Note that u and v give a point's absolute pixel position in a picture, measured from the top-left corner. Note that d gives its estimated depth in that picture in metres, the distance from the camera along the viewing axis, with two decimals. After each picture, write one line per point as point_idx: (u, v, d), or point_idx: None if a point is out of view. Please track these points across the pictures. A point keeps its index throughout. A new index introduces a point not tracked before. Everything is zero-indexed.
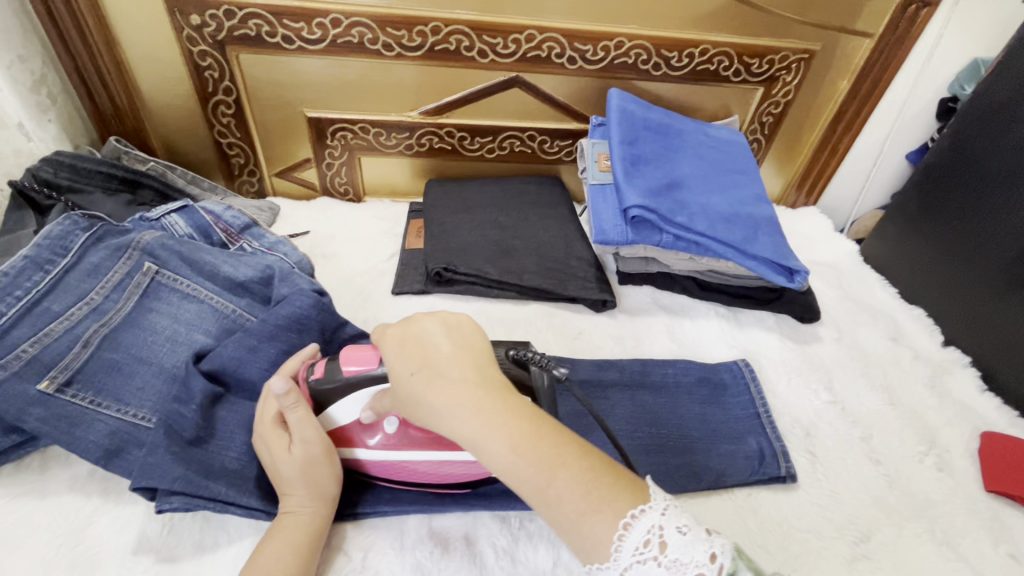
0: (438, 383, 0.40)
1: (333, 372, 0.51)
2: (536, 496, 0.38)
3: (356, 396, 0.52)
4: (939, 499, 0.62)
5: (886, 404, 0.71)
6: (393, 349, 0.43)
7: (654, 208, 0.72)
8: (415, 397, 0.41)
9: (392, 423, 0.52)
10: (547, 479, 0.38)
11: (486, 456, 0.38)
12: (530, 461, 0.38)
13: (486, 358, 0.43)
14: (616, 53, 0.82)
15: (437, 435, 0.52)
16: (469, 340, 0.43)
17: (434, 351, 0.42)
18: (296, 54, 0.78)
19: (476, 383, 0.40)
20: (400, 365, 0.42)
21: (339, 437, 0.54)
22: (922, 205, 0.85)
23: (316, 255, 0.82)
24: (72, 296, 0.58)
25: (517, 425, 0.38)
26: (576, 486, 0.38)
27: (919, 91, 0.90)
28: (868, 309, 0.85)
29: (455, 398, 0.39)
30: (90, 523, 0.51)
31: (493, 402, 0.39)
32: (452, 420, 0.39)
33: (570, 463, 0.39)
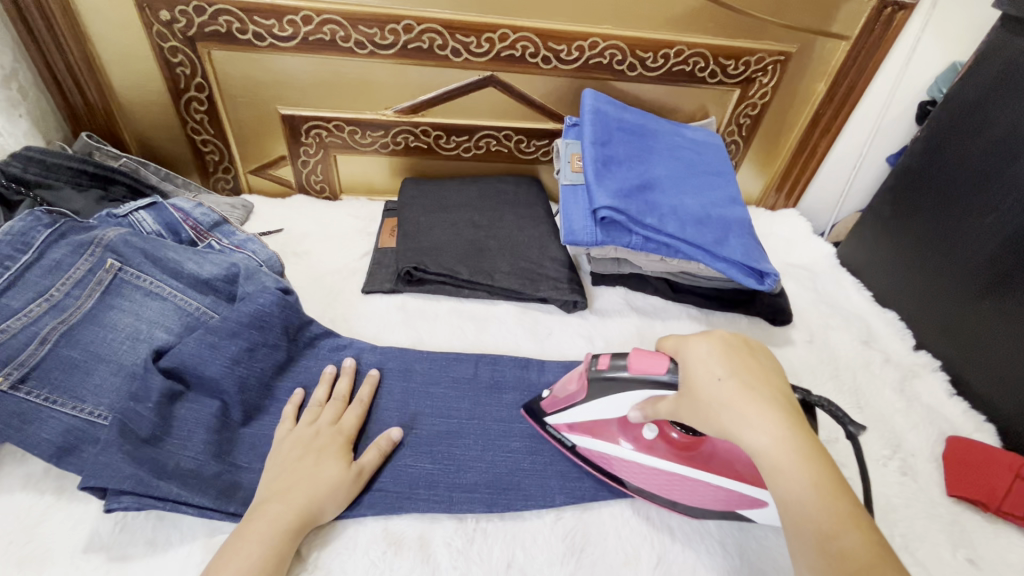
0: (750, 398, 0.44)
1: (617, 368, 0.52)
2: (819, 538, 0.38)
3: (627, 395, 0.52)
4: (900, 503, 0.62)
5: (854, 407, 0.71)
6: (695, 359, 0.48)
7: (624, 209, 0.71)
8: (719, 400, 0.44)
9: (652, 430, 0.56)
10: (835, 527, 0.38)
11: (782, 479, 0.40)
12: (826, 501, 0.39)
13: (790, 394, 0.45)
14: (591, 53, 0.82)
15: (687, 453, 0.56)
16: (772, 371, 0.47)
17: (736, 368, 0.46)
18: (268, 52, 0.78)
19: (784, 411, 0.43)
20: (706, 370, 0.46)
21: (592, 429, 0.58)
22: (895, 208, 0.85)
23: (288, 252, 0.82)
24: (31, 292, 0.58)
25: (817, 465, 0.40)
26: (867, 549, 0.37)
27: (895, 94, 0.90)
28: (841, 312, 0.85)
29: (763, 416, 0.42)
30: (42, 520, 0.51)
31: (798, 433, 0.42)
32: (755, 431, 0.42)
33: (862, 527, 0.38)
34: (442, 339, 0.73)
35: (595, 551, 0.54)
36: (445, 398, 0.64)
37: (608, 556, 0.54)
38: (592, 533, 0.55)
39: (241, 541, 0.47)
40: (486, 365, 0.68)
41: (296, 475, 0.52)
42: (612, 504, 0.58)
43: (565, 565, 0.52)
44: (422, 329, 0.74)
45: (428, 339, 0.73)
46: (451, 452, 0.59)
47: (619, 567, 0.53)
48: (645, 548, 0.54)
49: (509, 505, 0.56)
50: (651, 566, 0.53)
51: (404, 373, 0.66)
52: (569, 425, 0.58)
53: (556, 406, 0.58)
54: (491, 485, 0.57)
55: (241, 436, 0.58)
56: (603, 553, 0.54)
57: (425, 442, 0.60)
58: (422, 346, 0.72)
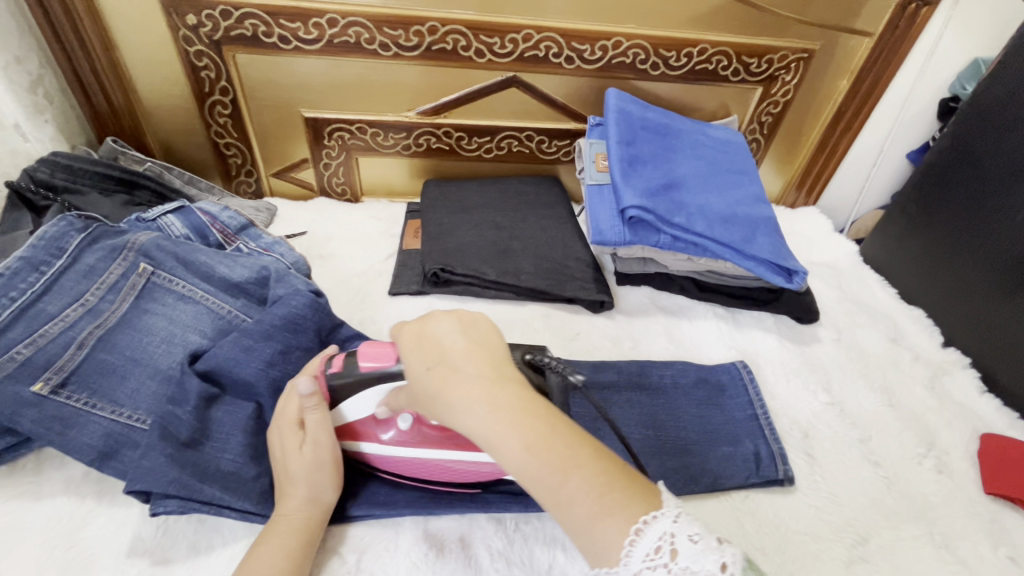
0: (454, 381, 0.40)
1: (349, 369, 0.50)
2: (550, 495, 0.38)
3: (369, 393, 0.51)
4: (938, 501, 0.61)
5: (885, 405, 0.71)
6: (410, 346, 0.43)
7: (652, 208, 0.71)
8: (433, 392, 0.40)
9: (406, 420, 0.53)
10: (561, 479, 0.38)
11: (502, 456, 0.38)
12: (545, 460, 0.38)
13: (502, 355, 0.42)
14: (614, 52, 0.82)
15: (445, 434, 0.53)
16: (487, 337, 0.43)
17: (451, 348, 0.41)
18: (293, 55, 0.78)
19: (492, 379, 0.40)
20: (416, 361, 0.42)
21: (351, 431, 0.54)
22: (921, 205, 0.85)
23: (313, 255, 0.82)
24: (67, 297, 0.58)
25: (534, 423, 0.38)
26: (589, 490, 0.38)
27: (918, 90, 0.89)
28: (867, 309, 0.85)
29: (469, 395, 0.39)
30: (85, 524, 0.51)
31: (509, 401, 0.39)
32: (470, 419, 0.38)
33: (585, 466, 0.38)
34: None
35: None
36: None
37: None
38: None
39: (256, 553, 0.46)
40: None
41: (282, 479, 0.51)
42: None
43: None
44: None
45: None
46: None
47: None
48: None
49: None
50: None
51: None
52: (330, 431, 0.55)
53: (359, 436, 0.55)
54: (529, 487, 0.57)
55: None
56: None
57: None
58: None
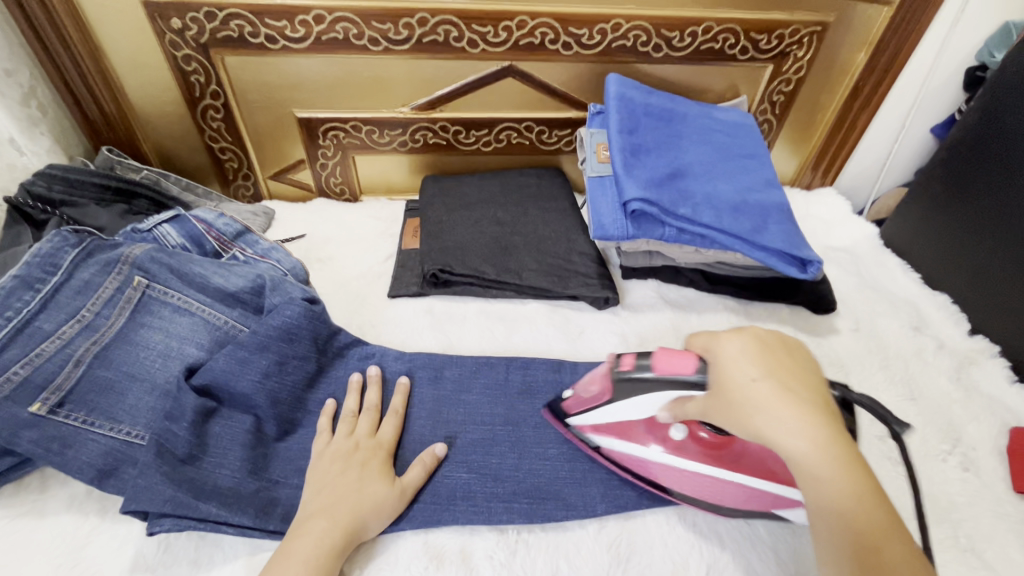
0: (789, 399, 0.40)
1: (640, 369, 0.50)
2: (858, 545, 0.36)
3: (654, 397, 0.50)
4: (964, 501, 0.58)
5: (907, 399, 0.67)
6: (728, 355, 0.44)
7: (655, 200, 0.68)
8: (754, 403, 0.41)
9: (680, 430, 0.54)
10: (874, 534, 0.36)
11: (818, 486, 0.38)
12: (862, 509, 0.37)
13: (827, 392, 0.42)
14: (614, 35, 0.78)
15: (719, 453, 0.53)
16: (806, 365, 0.44)
17: (774, 365, 0.42)
18: (281, 54, 0.76)
19: (820, 410, 0.40)
20: (735, 370, 0.43)
21: (620, 429, 0.56)
22: (948, 184, 0.80)
23: (312, 259, 0.81)
24: (63, 314, 0.58)
25: (858, 471, 0.38)
26: (907, 559, 0.35)
27: (941, 60, 0.83)
28: (888, 296, 0.81)
29: (803, 417, 0.39)
30: (89, 541, 0.51)
31: (840, 438, 0.39)
32: (796, 437, 0.39)
33: (895, 531, 0.36)
34: (471, 342, 0.71)
35: (642, 561, 0.52)
36: (479, 404, 0.63)
37: (654, 566, 0.52)
38: (637, 541, 0.53)
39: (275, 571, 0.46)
40: (518, 369, 0.66)
41: (339, 494, 0.51)
42: (655, 510, 0.56)
43: None
44: (452, 333, 0.72)
45: (458, 342, 0.71)
46: (487, 459, 0.58)
47: None
48: (693, 556, 0.52)
49: (550, 515, 0.54)
50: None
51: (435, 379, 0.64)
52: (595, 426, 0.57)
53: (624, 434, 0.56)
54: (530, 494, 0.56)
55: (276, 451, 0.57)
56: (650, 563, 0.52)
57: (461, 451, 0.58)
58: (451, 349, 0.70)
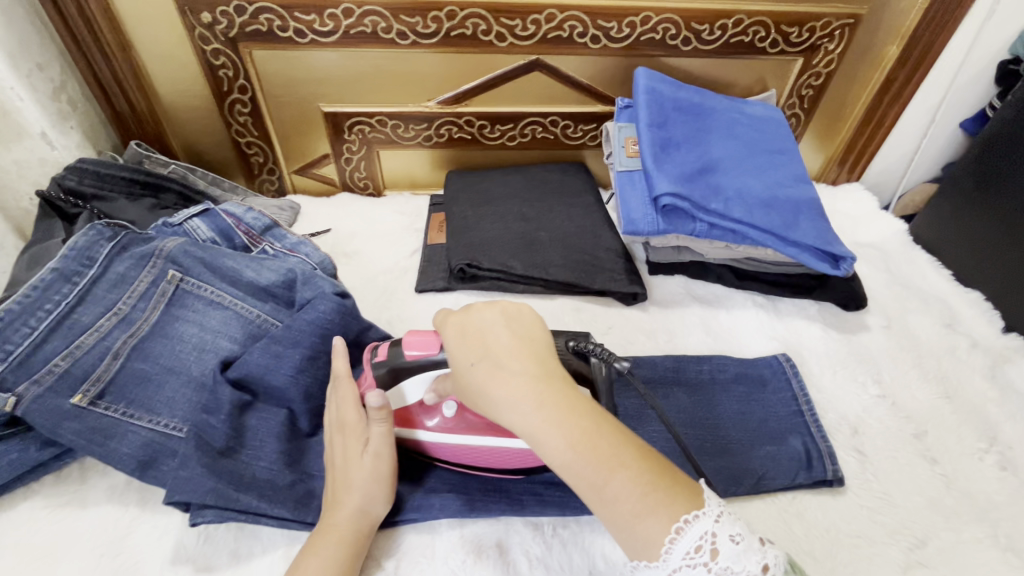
0: (496, 376, 0.41)
1: (397, 355, 0.52)
2: (596, 493, 0.39)
3: (415, 378, 0.53)
4: (1002, 500, 0.58)
5: (941, 397, 0.67)
6: (454, 340, 0.44)
7: (687, 195, 0.68)
8: (478, 388, 0.41)
9: (451, 408, 0.54)
10: (606, 476, 0.39)
11: (545, 452, 0.39)
12: (591, 460, 0.39)
13: (548, 352, 0.43)
14: (643, 28, 0.77)
15: (498, 421, 0.54)
16: (526, 329, 0.44)
17: (500, 342, 0.42)
18: (309, 48, 0.76)
19: (535, 376, 0.41)
20: (461, 355, 0.43)
21: (398, 416, 0.56)
22: (980, 179, 0.78)
23: (338, 253, 0.81)
24: (100, 307, 0.59)
25: (580, 425, 0.40)
26: (633, 490, 0.39)
27: (975, 53, 0.82)
28: (918, 293, 0.80)
29: (500, 397, 0.40)
30: (130, 532, 0.52)
31: (561, 399, 0.40)
32: (513, 414, 0.40)
33: (629, 464, 0.40)
34: None
35: None
36: None
37: None
38: None
39: (304, 564, 0.46)
40: None
41: (335, 487, 0.50)
42: None
43: None
44: None
45: None
46: None
47: None
48: None
49: (586, 511, 0.54)
50: None
51: None
52: (397, 419, 0.56)
53: (422, 423, 0.55)
54: (564, 489, 0.56)
55: (311, 444, 0.57)
56: None
57: None
58: None
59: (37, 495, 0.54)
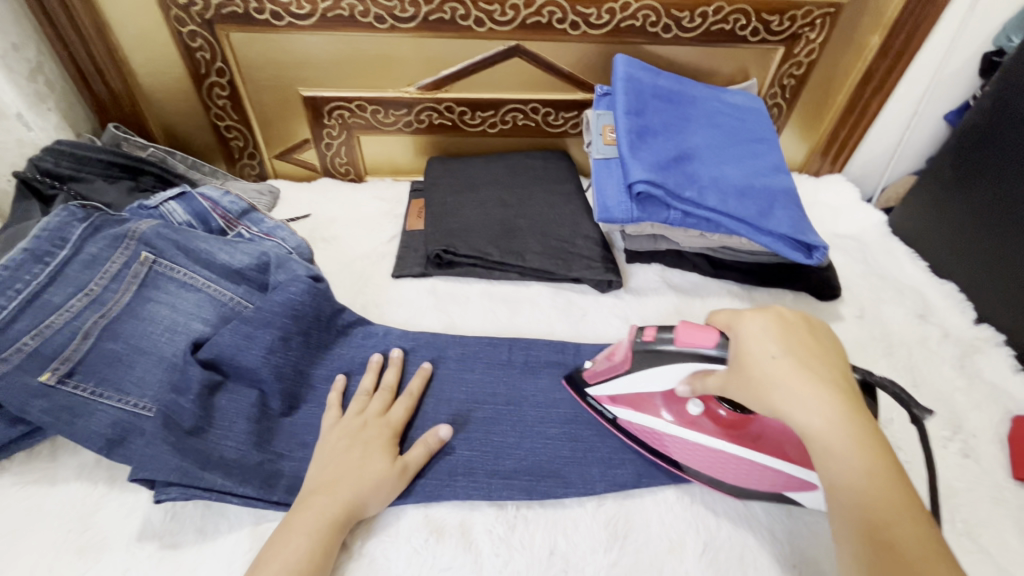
0: (810, 375, 0.42)
1: (664, 340, 0.52)
2: (871, 519, 0.37)
3: (676, 367, 0.52)
4: (962, 487, 0.58)
5: (909, 385, 0.68)
6: (748, 335, 0.46)
7: (661, 182, 0.68)
8: (771, 377, 0.43)
9: (698, 406, 0.55)
10: (888, 507, 0.37)
11: (834, 465, 0.39)
12: (878, 484, 0.38)
13: (849, 375, 0.45)
14: (622, 15, 0.77)
15: (736, 431, 0.55)
16: (831, 352, 0.46)
17: (793, 345, 0.44)
18: (287, 31, 0.75)
19: (840, 391, 0.42)
20: (760, 348, 0.45)
21: (635, 402, 0.57)
22: (958, 170, 0.78)
23: (317, 238, 0.81)
24: (71, 287, 0.59)
25: (877, 453, 0.39)
26: (917, 533, 0.36)
27: (956, 44, 0.82)
28: (894, 284, 0.80)
29: (816, 392, 0.41)
30: (98, 509, 0.52)
31: (855, 413, 0.41)
32: (806, 407, 0.41)
33: (915, 514, 0.37)
34: (475, 323, 0.72)
35: (639, 538, 0.53)
36: (480, 382, 0.63)
37: (651, 543, 0.53)
38: (634, 519, 0.54)
39: (285, 538, 0.47)
40: (520, 350, 0.66)
41: (343, 468, 0.52)
42: (654, 489, 0.56)
43: (609, 553, 0.52)
44: (454, 313, 0.73)
45: (461, 323, 0.72)
46: (487, 437, 0.59)
47: (664, 553, 0.52)
48: (690, 535, 0.53)
49: (549, 492, 0.55)
50: (695, 555, 0.52)
51: (436, 358, 0.65)
52: (614, 396, 0.58)
53: (641, 407, 0.57)
54: (529, 471, 0.56)
55: (281, 425, 0.58)
56: (646, 540, 0.53)
57: (462, 429, 0.59)
58: (454, 330, 0.71)
59: (6, 472, 0.54)
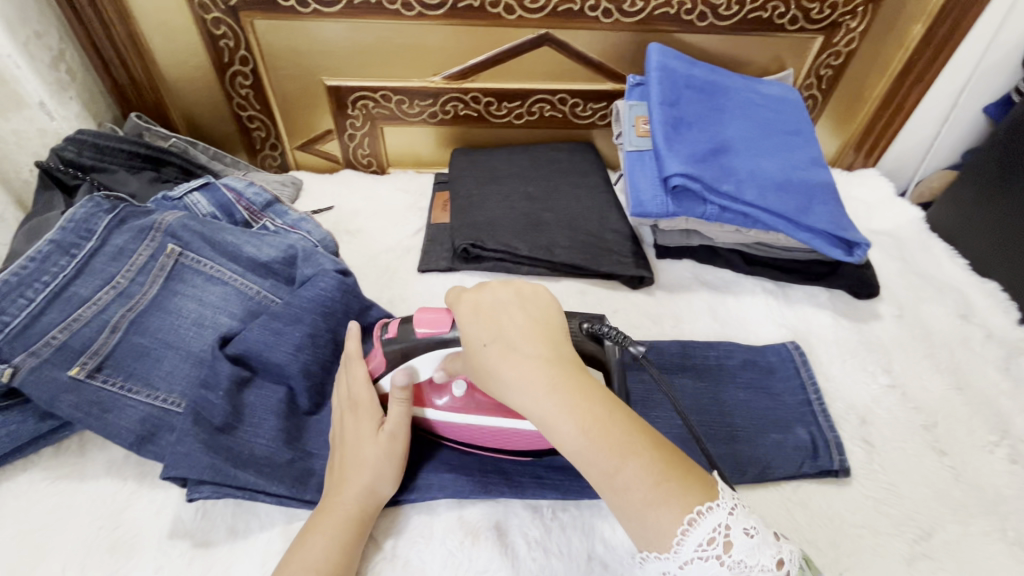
0: (511, 355, 0.40)
1: (407, 335, 0.49)
2: (602, 481, 0.38)
3: (426, 359, 0.50)
4: (1011, 494, 0.56)
5: (952, 388, 0.65)
6: (467, 318, 0.43)
7: (698, 176, 0.66)
8: (489, 366, 0.40)
9: (461, 387, 0.52)
10: (617, 463, 0.37)
11: (558, 438, 0.38)
12: (599, 445, 0.37)
13: (562, 334, 0.43)
14: (657, 2, 0.74)
15: (501, 402, 0.52)
16: (542, 314, 0.43)
17: (510, 324, 0.42)
18: (312, 18, 0.74)
19: (547, 360, 0.40)
20: (474, 335, 0.42)
21: (413, 396, 0.54)
22: (1002, 165, 0.76)
23: (341, 230, 0.80)
24: (98, 280, 0.58)
25: (596, 410, 0.38)
26: (644, 479, 0.37)
27: (1002, 33, 0.79)
28: (933, 283, 0.78)
29: (523, 374, 0.39)
30: (128, 505, 0.52)
31: (568, 379, 0.39)
32: (522, 393, 0.39)
33: (642, 450, 0.38)
34: None
35: None
36: None
37: None
38: None
39: (304, 543, 0.46)
40: None
41: (344, 469, 0.50)
42: None
43: None
44: None
45: None
46: None
47: None
48: None
49: (586, 494, 0.54)
50: None
51: None
52: (396, 397, 0.55)
53: (415, 401, 0.54)
54: (564, 472, 0.55)
55: (310, 422, 0.57)
56: None
57: None
58: None
59: (36, 466, 0.54)
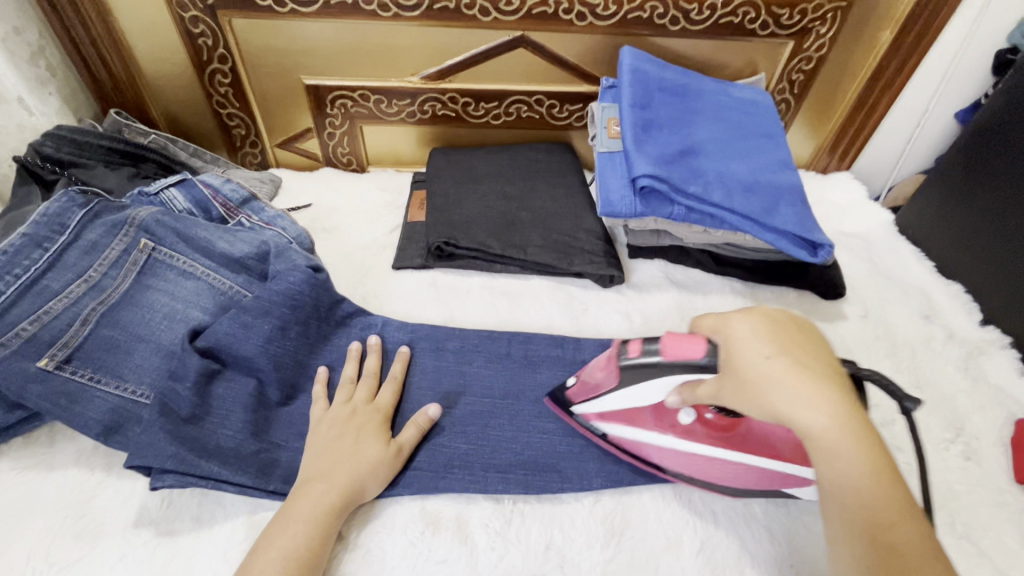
0: (806, 376, 0.40)
1: (645, 356, 0.48)
2: (869, 526, 0.36)
3: (663, 382, 0.48)
4: (963, 490, 0.58)
5: (912, 387, 0.67)
6: (738, 336, 0.43)
7: (665, 177, 0.67)
8: (782, 382, 0.39)
9: (689, 414, 0.53)
10: (887, 514, 0.36)
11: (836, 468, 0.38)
12: (876, 488, 0.37)
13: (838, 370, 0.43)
14: (630, 7, 0.76)
15: (726, 435, 0.53)
16: (820, 348, 0.43)
17: (784, 342, 0.42)
18: (290, 18, 0.75)
19: (839, 388, 0.40)
20: (751, 349, 0.42)
21: (626, 416, 0.54)
22: (968, 170, 0.77)
23: (318, 228, 0.81)
24: (71, 273, 0.59)
25: (873, 451, 0.38)
26: (916, 538, 0.36)
27: (971, 40, 0.80)
28: (899, 284, 0.79)
29: (817, 397, 0.39)
30: (95, 495, 0.53)
31: (854, 416, 0.39)
32: (808, 414, 0.38)
33: (906, 508, 0.37)
34: (475, 316, 0.71)
35: (635, 535, 0.53)
36: (480, 376, 0.63)
37: (648, 540, 0.52)
38: (632, 517, 0.54)
39: (280, 528, 0.47)
40: (519, 344, 0.66)
41: (333, 459, 0.52)
42: (653, 486, 0.56)
43: (606, 549, 0.51)
44: (455, 306, 0.72)
45: (461, 316, 0.71)
46: (486, 432, 0.58)
47: (660, 551, 0.52)
48: (688, 532, 0.53)
49: (546, 487, 0.55)
50: (692, 554, 0.51)
51: (437, 350, 0.64)
52: (600, 413, 0.55)
53: (630, 421, 0.54)
54: (527, 466, 0.56)
55: (279, 414, 0.58)
56: (643, 538, 0.52)
57: (459, 422, 0.59)
58: (453, 322, 0.70)
59: (5, 456, 0.55)
